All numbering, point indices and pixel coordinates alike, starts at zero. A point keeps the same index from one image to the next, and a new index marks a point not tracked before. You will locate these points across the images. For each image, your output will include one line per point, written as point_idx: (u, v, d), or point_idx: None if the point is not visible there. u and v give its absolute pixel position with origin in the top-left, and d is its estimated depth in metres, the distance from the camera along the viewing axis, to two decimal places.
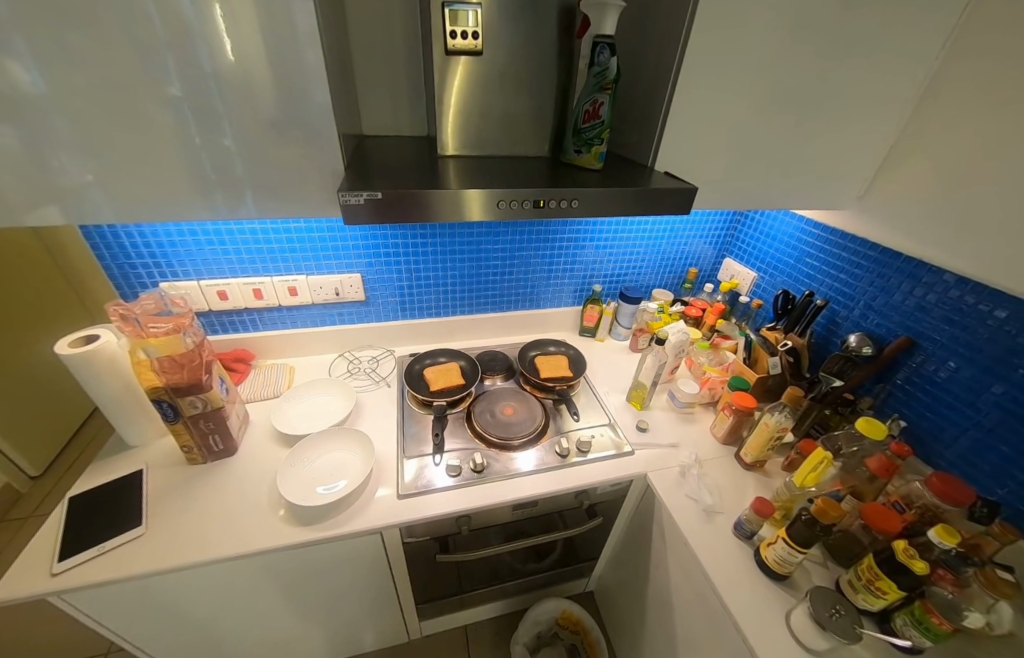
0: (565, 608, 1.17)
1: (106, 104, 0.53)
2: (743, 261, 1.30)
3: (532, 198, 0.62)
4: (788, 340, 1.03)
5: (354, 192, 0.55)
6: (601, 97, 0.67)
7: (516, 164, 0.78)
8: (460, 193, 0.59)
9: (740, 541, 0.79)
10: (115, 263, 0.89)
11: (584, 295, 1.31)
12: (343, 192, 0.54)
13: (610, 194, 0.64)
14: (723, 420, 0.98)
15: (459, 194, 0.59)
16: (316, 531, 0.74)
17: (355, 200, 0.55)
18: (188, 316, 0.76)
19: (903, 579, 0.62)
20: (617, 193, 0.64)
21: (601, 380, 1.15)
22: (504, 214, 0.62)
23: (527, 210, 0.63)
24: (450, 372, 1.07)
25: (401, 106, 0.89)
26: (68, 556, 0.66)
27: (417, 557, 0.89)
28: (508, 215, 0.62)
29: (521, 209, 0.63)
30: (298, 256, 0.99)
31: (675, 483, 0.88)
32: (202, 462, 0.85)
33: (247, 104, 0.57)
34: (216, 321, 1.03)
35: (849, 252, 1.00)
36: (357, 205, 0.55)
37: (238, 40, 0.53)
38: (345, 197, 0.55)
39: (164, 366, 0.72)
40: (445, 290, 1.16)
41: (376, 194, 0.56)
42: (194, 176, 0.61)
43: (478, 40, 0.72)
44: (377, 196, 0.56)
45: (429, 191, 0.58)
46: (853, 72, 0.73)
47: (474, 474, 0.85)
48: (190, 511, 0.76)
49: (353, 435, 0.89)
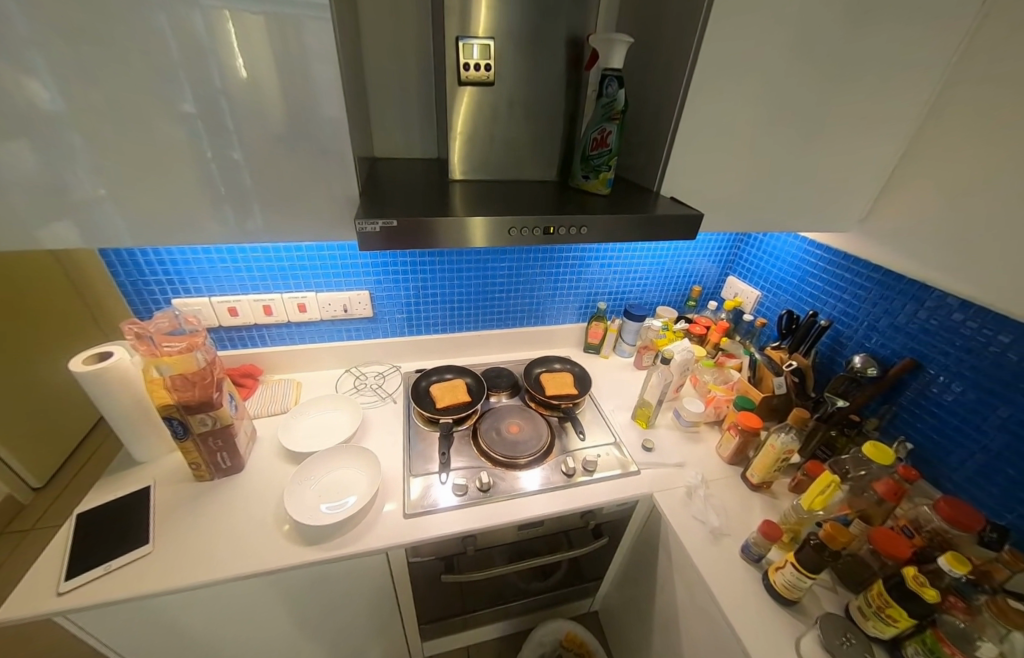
0: (570, 629, 1.15)
1: (120, 118, 0.55)
2: (746, 279, 1.31)
3: (543, 225, 0.64)
4: (792, 360, 1.04)
5: (370, 220, 0.57)
6: (609, 126, 0.69)
7: (525, 188, 0.80)
8: (466, 222, 0.61)
9: (748, 563, 0.78)
10: (129, 280, 0.91)
11: (589, 312, 1.33)
12: (359, 221, 0.56)
13: (618, 221, 0.65)
14: (729, 441, 0.98)
15: (472, 220, 0.61)
16: (322, 551, 0.74)
17: (371, 228, 0.57)
18: (201, 335, 0.77)
19: (914, 607, 0.61)
20: (625, 220, 0.65)
21: (606, 397, 1.16)
22: (514, 241, 0.64)
23: (536, 236, 0.64)
24: (456, 388, 1.07)
25: (413, 130, 0.92)
26: (75, 575, 0.66)
27: (421, 577, 0.88)
28: (519, 242, 0.64)
29: (530, 236, 0.64)
30: (309, 274, 1.01)
31: (681, 504, 0.88)
32: (209, 478, 0.85)
33: (269, 126, 0.60)
34: (226, 337, 1.04)
35: (852, 273, 1.01)
36: (371, 233, 0.57)
37: (262, 68, 0.56)
38: (362, 225, 0.56)
39: (177, 384, 0.73)
40: (451, 306, 1.18)
41: (392, 223, 0.58)
42: (206, 190, 0.63)
43: (489, 72, 0.76)
44: (392, 225, 0.58)
45: (435, 220, 0.60)
46: (852, 100, 0.76)
47: (480, 493, 0.85)
48: (195, 529, 0.76)
49: (358, 452, 0.89)
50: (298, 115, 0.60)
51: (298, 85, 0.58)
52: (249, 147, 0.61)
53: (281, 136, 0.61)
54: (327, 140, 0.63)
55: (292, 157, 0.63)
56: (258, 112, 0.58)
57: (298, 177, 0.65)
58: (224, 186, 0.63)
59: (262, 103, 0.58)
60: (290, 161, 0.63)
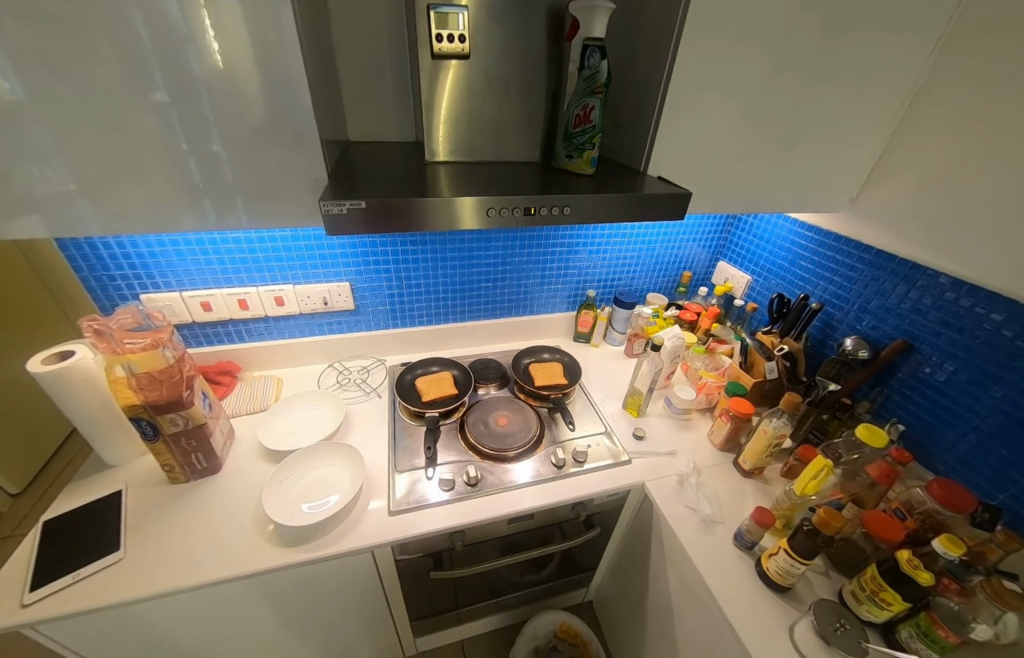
0: (564, 620, 1.14)
1: (85, 108, 0.51)
2: (737, 264, 1.29)
3: (523, 206, 0.60)
4: (783, 344, 1.02)
5: (337, 200, 0.53)
6: (592, 101, 0.65)
7: (507, 170, 0.76)
8: (447, 202, 0.57)
9: (740, 551, 0.77)
10: (92, 274, 0.86)
11: (579, 300, 1.30)
12: (325, 202, 0.52)
13: (601, 200, 0.62)
14: (721, 427, 0.96)
15: (448, 202, 0.57)
16: (302, 552, 0.71)
17: (339, 209, 0.53)
18: (167, 330, 0.73)
19: (908, 591, 0.61)
20: (610, 200, 0.62)
21: (596, 386, 1.14)
22: (494, 223, 0.60)
23: (517, 217, 0.61)
24: (442, 381, 1.05)
25: (390, 111, 0.87)
26: (40, 586, 0.63)
27: (410, 574, 0.86)
28: (499, 223, 0.60)
29: (511, 217, 0.61)
30: (285, 266, 0.97)
31: (674, 492, 0.86)
32: (185, 480, 0.81)
33: (244, 115, 0.55)
34: (200, 333, 1.00)
35: (843, 255, 0.99)
36: (340, 215, 0.53)
37: (247, 57, 0.52)
38: (328, 207, 0.52)
39: (143, 383, 0.69)
40: (436, 296, 1.14)
41: (360, 204, 0.54)
42: (177, 182, 0.58)
43: (465, 44, 0.70)
44: (362, 206, 0.54)
45: (413, 200, 0.56)
46: (847, 78, 0.73)
47: (467, 487, 0.83)
48: (171, 534, 0.72)
49: (341, 449, 0.86)
50: (281, 105, 0.56)
51: (274, 68, 0.53)
52: (231, 141, 0.57)
53: (259, 125, 0.56)
54: (307, 129, 0.59)
55: (275, 148, 0.58)
56: (236, 101, 0.54)
57: (278, 168, 0.60)
58: (205, 182, 0.59)
59: (236, 88, 0.53)
60: (265, 152, 0.58)
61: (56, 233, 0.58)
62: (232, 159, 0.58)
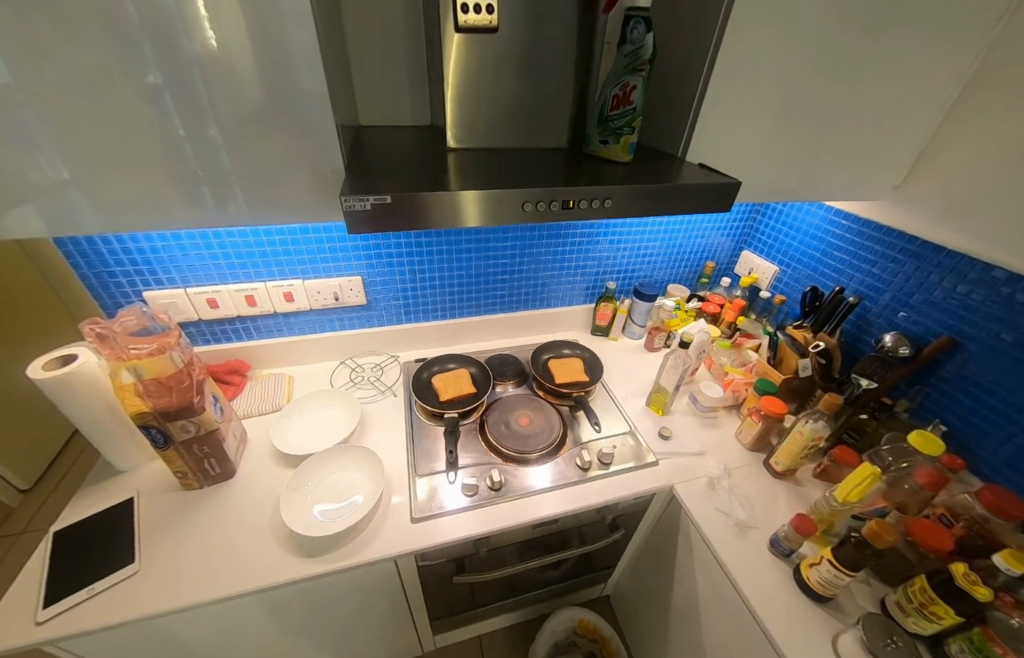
0: (582, 616, 1.13)
1: (68, 90, 0.45)
2: (763, 254, 1.23)
3: (561, 199, 0.54)
4: (819, 341, 0.96)
5: (359, 195, 0.48)
6: (634, 79, 0.57)
7: (534, 157, 0.70)
8: (479, 194, 0.52)
9: (776, 558, 0.74)
10: (91, 271, 0.81)
11: (597, 293, 1.25)
12: (346, 197, 0.47)
13: (646, 191, 0.56)
14: (751, 426, 0.92)
15: (480, 193, 0.52)
16: (320, 564, 0.68)
17: (361, 205, 0.48)
18: (174, 333, 0.69)
19: (961, 605, 0.58)
20: (655, 190, 0.56)
21: (618, 382, 1.10)
22: (529, 217, 0.55)
23: (554, 211, 0.55)
24: (460, 379, 1.00)
25: (403, 92, 0.81)
26: (55, 602, 0.60)
27: (431, 579, 0.84)
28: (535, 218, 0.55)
29: (548, 211, 0.55)
30: (294, 259, 0.91)
31: (704, 496, 0.83)
32: (198, 487, 0.78)
33: (258, 99, 0.50)
34: (207, 330, 0.96)
35: (883, 244, 0.93)
36: (361, 211, 0.48)
37: (261, 31, 0.46)
38: (349, 202, 0.47)
39: (150, 390, 0.64)
40: (450, 289, 1.09)
41: (385, 198, 0.48)
42: (178, 173, 0.53)
43: (492, 15, 0.61)
44: (386, 201, 0.49)
45: (440, 192, 0.51)
46: (908, 51, 0.66)
47: (491, 492, 0.80)
48: (188, 544, 0.70)
49: (359, 452, 0.83)
50: (296, 86, 0.50)
51: (290, 47, 0.47)
52: (242, 129, 0.51)
53: (273, 110, 0.51)
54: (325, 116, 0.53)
55: (289, 135, 0.53)
56: (247, 83, 0.49)
57: (290, 157, 0.55)
58: (214, 175, 0.54)
59: (246, 68, 0.48)
60: (279, 141, 0.53)
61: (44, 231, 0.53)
62: (244, 150, 0.53)
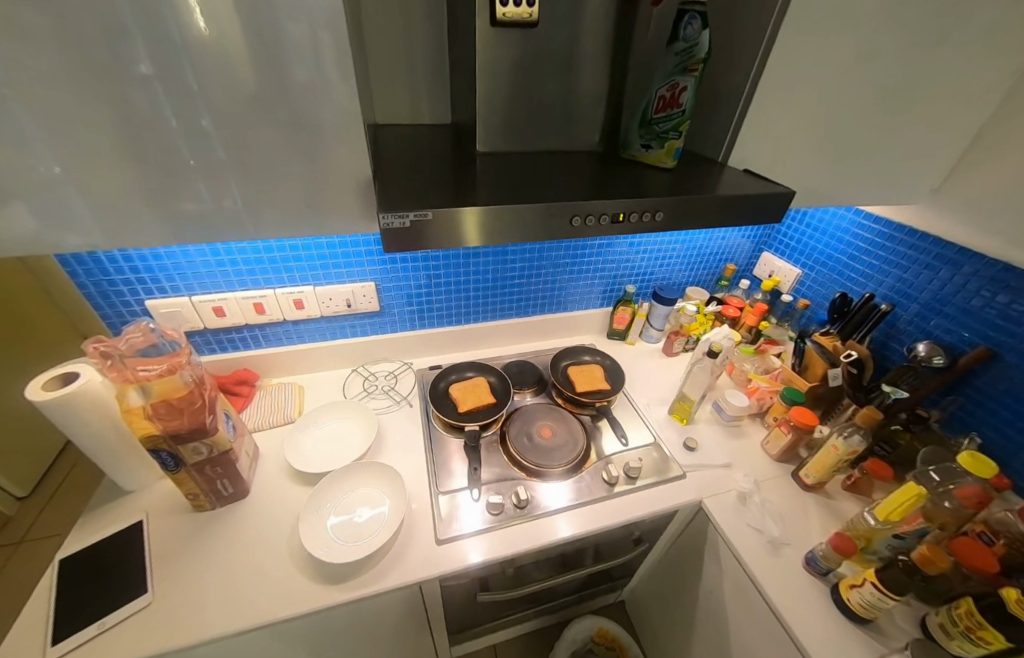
0: (601, 625, 1.12)
1: (53, 84, 0.39)
2: (784, 256, 1.20)
3: (611, 212, 0.51)
4: (851, 350, 0.92)
5: (397, 212, 0.45)
6: (684, 81, 0.53)
7: (567, 161, 0.66)
8: (524, 209, 0.48)
9: (812, 577, 0.72)
10: (90, 280, 0.76)
11: (614, 296, 1.22)
12: (384, 214, 0.44)
13: (698, 200, 0.52)
14: (779, 438, 0.90)
15: (526, 208, 0.48)
16: (344, 591, 0.65)
17: (400, 223, 0.45)
18: (185, 353, 0.65)
19: (1013, 631, 0.55)
20: (709, 200, 0.52)
21: (639, 390, 1.07)
22: (579, 232, 0.51)
23: (605, 226, 0.51)
24: (478, 388, 0.96)
25: (422, 87, 0.75)
26: (64, 638, 0.57)
27: (455, 599, 0.82)
28: (586, 233, 0.51)
29: (598, 225, 0.51)
30: (305, 266, 0.87)
31: (735, 510, 0.81)
32: (210, 508, 0.74)
33: (281, 99, 0.45)
34: (213, 339, 0.91)
35: (915, 250, 0.91)
36: (401, 229, 0.45)
37: (282, 24, 0.41)
38: (387, 220, 0.44)
39: (161, 412, 0.60)
40: (466, 294, 1.05)
41: (426, 215, 0.45)
42: (186, 180, 0.48)
43: (533, 8, 0.57)
44: (428, 217, 0.45)
45: (485, 208, 0.47)
46: (964, 48, 0.63)
47: (516, 510, 0.77)
48: (203, 572, 0.66)
49: (378, 469, 0.79)
50: (323, 86, 0.45)
51: (316, 41, 0.42)
52: (263, 134, 0.47)
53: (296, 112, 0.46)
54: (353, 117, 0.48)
55: (313, 139, 0.48)
56: (270, 83, 0.44)
57: (310, 163, 0.50)
58: (231, 184, 0.49)
59: (269, 64, 0.43)
60: (301, 144, 0.48)
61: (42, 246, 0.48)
62: (264, 155, 0.48)
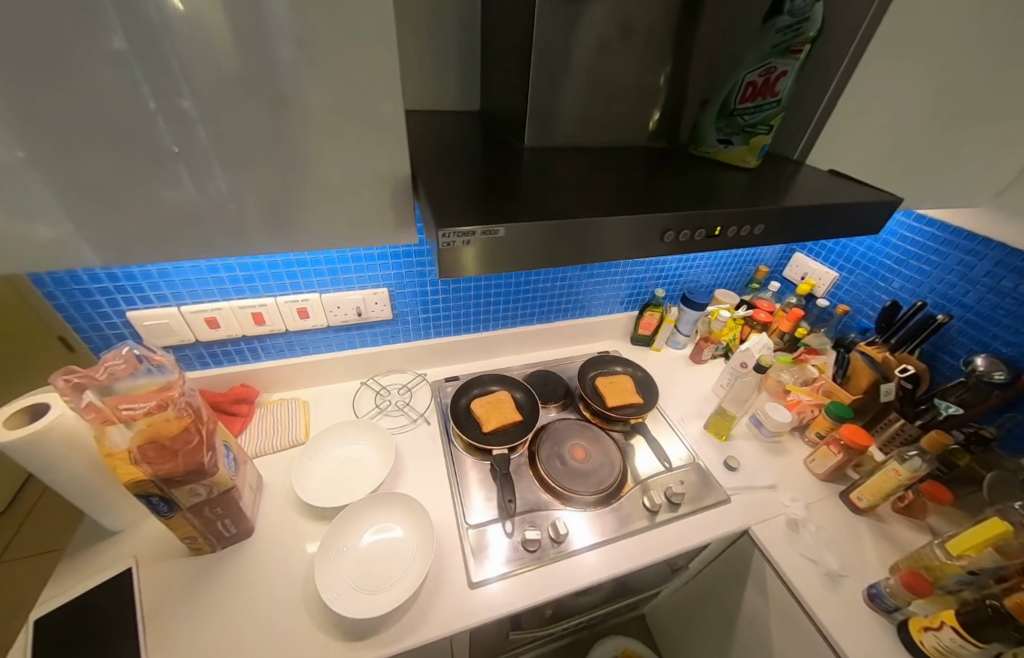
0: (626, 645, 1.07)
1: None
2: (819, 257, 1.14)
3: (707, 226, 0.45)
4: (907, 365, 0.86)
5: (461, 229, 0.37)
6: (784, 64, 0.46)
7: (625, 157, 0.57)
8: (603, 224, 0.41)
9: (876, 613, 0.67)
10: (61, 289, 0.65)
11: (641, 300, 1.14)
12: (444, 231, 0.36)
13: (806, 214, 0.47)
14: (826, 457, 0.84)
15: (606, 223, 0.41)
16: (369, 650, 0.57)
17: (463, 241, 0.37)
18: (178, 384, 0.55)
19: None
20: (815, 215, 0.47)
21: (671, 402, 1.00)
22: (670, 249, 0.45)
23: (698, 241, 0.45)
24: (502, 405, 0.88)
25: (451, 69, 0.65)
26: None
27: (485, 638, 0.75)
28: (676, 249, 0.45)
29: (691, 241, 0.45)
30: (310, 271, 0.77)
31: (786, 539, 0.76)
32: (210, 550, 0.65)
33: (304, 83, 0.35)
34: (206, 352, 0.81)
35: (974, 255, 0.83)
36: (464, 248, 0.37)
37: None
38: (447, 238, 0.36)
39: (150, 456, 0.51)
40: (486, 300, 0.96)
41: (496, 231, 0.38)
42: (171, 183, 0.37)
43: None
44: (499, 234, 0.38)
45: (561, 222, 0.39)
46: None
47: (553, 544, 0.70)
48: (208, 627, 0.58)
49: (399, 502, 0.71)
50: (354, 67, 0.36)
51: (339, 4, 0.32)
52: (279, 126, 0.37)
53: (324, 99, 0.37)
54: (394, 107, 0.38)
55: (343, 133, 0.39)
56: (282, 60, 0.34)
57: (331, 162, 0.40)
58: (235, 190, 0.39)
59: (282, 34, 0.33)
60: (327, 139, 0.39)
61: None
62: (277, 153, 0.38)
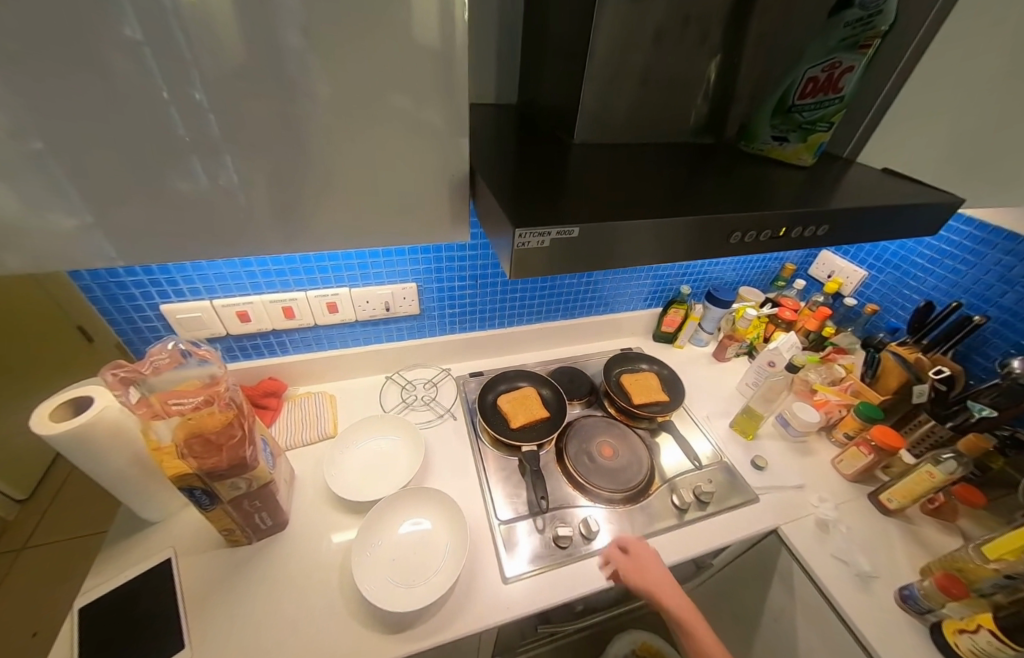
0: (645, 640, 1.08)
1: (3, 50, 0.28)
2: (847, 255, 1.12)
3: (773, 227, 0.44)
4: (941, 366, 0.85)
5: (536, 228, 0.37)
6: (849, 60, 0.46)
7: (668, 154, 0.56)
8: (667, 226, 0.40)
9: (908, 615, 0.67)
10: (96, 282, 0.65)
11: (664, 297, 1.13)
12: (521, 232, 0.36)
13: (872, 219, 0.46)
14: (855, 458, 0.84)
15: (668, 224, 0.40)
16: (407, 642, 0.57)
17: (537, 241, 0.37)
18: (223, 380, 0.56)
19: None
20: (881, 218, 0.46)
21: (696, 400, 1.00)
22: (734, 251, 0.45)
23: (762, 242, 0.45)
24: (529, 401, 0.88)
25: (484, 63, 0.64)
26: None
27: (513, 631, 0.75)
28: (742, 251, 0.45)
29: (755, 242, 0.45)
30: (341, 266, 0.76)
31: (816, 539, 0.76)
32: (246, 542, 0.66)
33: (328, 75, 0.35)
34: (236, 345, 0.81)
35: (1014, 256, 0.81)
36: (538, 248, 0.37)
37: None
38: (524, 238, 0.36)
39: (195, 450, 0.51)
40: (512, 296, 0.96)
41: (570, 232, 0.37)
42: (202, 178, 0.37)
43: None
44: (572, 235, 0.38)
45: (625, 222, 0.39)
46: None
47: (584, 541, 0.70)
48: (248, 616, 0.59)
49: (432, 497, 0.71)
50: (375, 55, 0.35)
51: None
52: (300, 119, 0.36)
53: (353, 92, 0.36)
54: (417, 102, 0.38)
55: (368, 128, 0.38)
56: (287, 49, 0.32)
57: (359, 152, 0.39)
58: (247, 184, 0.38)
59: (286, 23, 0.31)
60: (352, 131, 0.38)
61: (41, 262, 0.38)
62: (289, 143, 0.37)
